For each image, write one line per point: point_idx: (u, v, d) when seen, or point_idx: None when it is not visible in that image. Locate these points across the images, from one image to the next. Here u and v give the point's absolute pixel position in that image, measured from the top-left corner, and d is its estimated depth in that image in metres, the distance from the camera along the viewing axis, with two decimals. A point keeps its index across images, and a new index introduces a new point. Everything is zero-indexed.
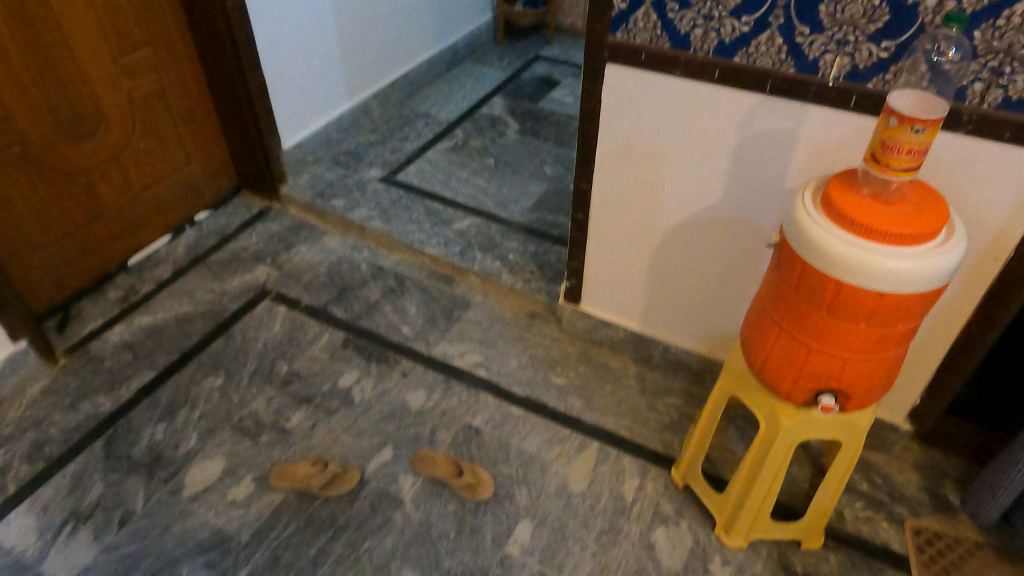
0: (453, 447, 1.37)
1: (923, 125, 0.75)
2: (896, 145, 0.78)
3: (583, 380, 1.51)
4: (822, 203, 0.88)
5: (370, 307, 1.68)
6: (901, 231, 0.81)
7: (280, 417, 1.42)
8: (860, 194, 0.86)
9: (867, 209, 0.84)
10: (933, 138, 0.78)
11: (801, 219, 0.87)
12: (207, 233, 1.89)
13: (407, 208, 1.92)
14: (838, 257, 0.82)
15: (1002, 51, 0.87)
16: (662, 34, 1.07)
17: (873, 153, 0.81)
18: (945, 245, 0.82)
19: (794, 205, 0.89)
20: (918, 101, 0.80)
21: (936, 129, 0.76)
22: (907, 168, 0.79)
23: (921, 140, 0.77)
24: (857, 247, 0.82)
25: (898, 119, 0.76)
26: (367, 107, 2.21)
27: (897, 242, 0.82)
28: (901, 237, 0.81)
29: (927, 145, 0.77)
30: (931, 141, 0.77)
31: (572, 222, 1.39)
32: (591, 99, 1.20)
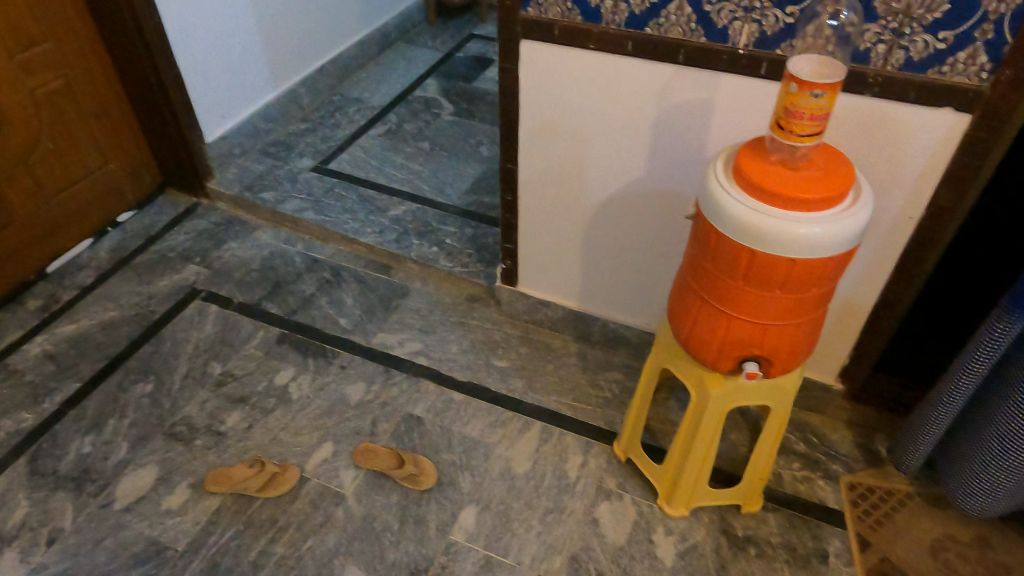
0: (395, 437, 1.35)
1: (820, 88, 0.76)
2: (796, 110, 0.78)
3: (524, 361, 1.50)
4: (732, 172, 0.88)
5: (306, 301, 1.64)
6: (808, 195, 0.82)
7: (215, 420, 1.38)
8: (768, 162, 0.86)
9: (776, 176, 0.84)
10: (833, 102, 0.78)
11: (713, 189, 0.87)
12: (131, 234, 1.82)
13: (341, 197, 1.87)
14: (749, 226, 0.82)
15: (901, 11, 0.88)
16: (573, 7, 1.05)
17: (776, 120, 0.81)
18: (851, 207, 0.83)
19: (706, 175, 0.89)
20: (818, 65, 0.80)
21: (835, 93, 0.77)
22: (809, 134, 0.80)
23: (820, 105, 0.77)
24: (767, 215, 0.82)
25: (797, 84, 0.77)
26: (295, 95, 2.14)
27: (805, 207, 0.82)
28: (808, 202, 0.82)
29: (827, 109, 0.78)
30: (830, 105, 0.78)
31: (502, 203, 1.37)
32: (509, 77, 1.18)
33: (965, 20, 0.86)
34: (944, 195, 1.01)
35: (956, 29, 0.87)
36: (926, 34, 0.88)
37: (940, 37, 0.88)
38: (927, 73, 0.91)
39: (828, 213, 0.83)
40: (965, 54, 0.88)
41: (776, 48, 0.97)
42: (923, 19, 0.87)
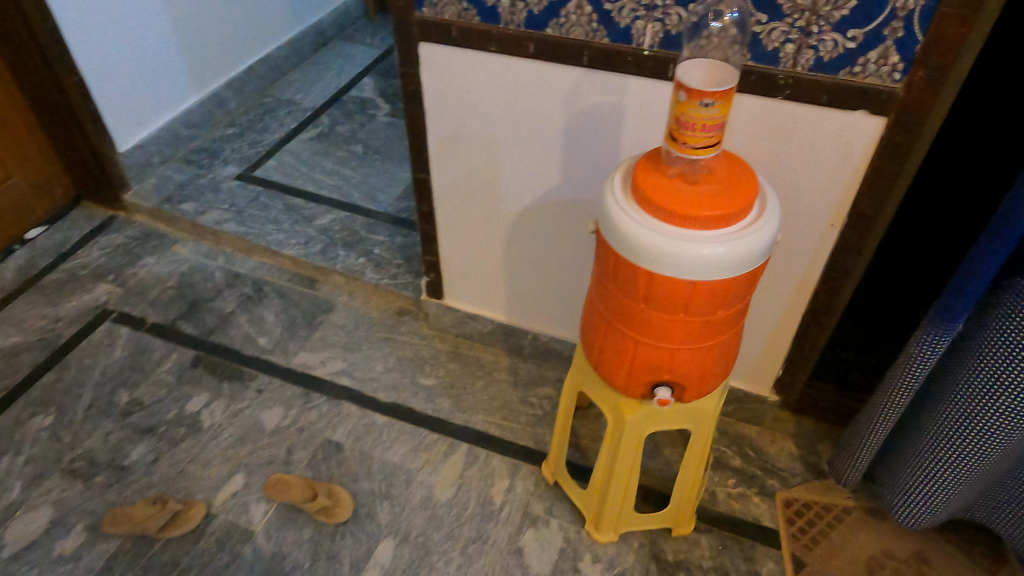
0: (311, 466, 1.28)
1: (710, 97, 0.69)
2: (687, 122, 0.71)
3: (452, 378, 1.43)
4: (629, 187, 0.81)
5: (224, 320, 1.55)
6: (708, 213, 0.75)
7: (118, 454, 1.29)
8: (667, 176, 0.79)
9: (675, 191, 0.77)
10: (727, 111, 0.71)
11: (609, 206, 0.80)
12: (41, 251, 1.71)
13: (266, 206, 1.78)
14: (645, 247, 0.75)
15: (806, 9, 0.81)
16: (468, 7, 0.97)
17: (670, 132, 0.74)
18: (756, 223, 0.77)
19: (603, 191, 0.82)
20: (712, 71, 0.73)
21: (727, 101, 0.70)
22: (705, 146, 0.73)
23: (711, 115, 0.70)
24: (663, 235, 0.75)
25: (685, 92, 0.70)
26: (220, 98, 2.04)
27: (704, 225, 0.75)
28: (707, 220, 0.75)
29: (720, 120, 0.71)
30: (724, 115, 0.71)
31: (419, 214, 1.29)
32: (411, 82, 1.10)
33: (874, 17, 0.80)
34: (864, 201, 0.95)
35: (865, 27, 0.81)
36: (835, 33, 0.82)
37: (849, 35, 0.82)
38: (838, 74, 0.85)
39: (730, 230, 0.76)
40: (876, 54, 0.82)
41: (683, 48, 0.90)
42: (830, 17, 0.81)
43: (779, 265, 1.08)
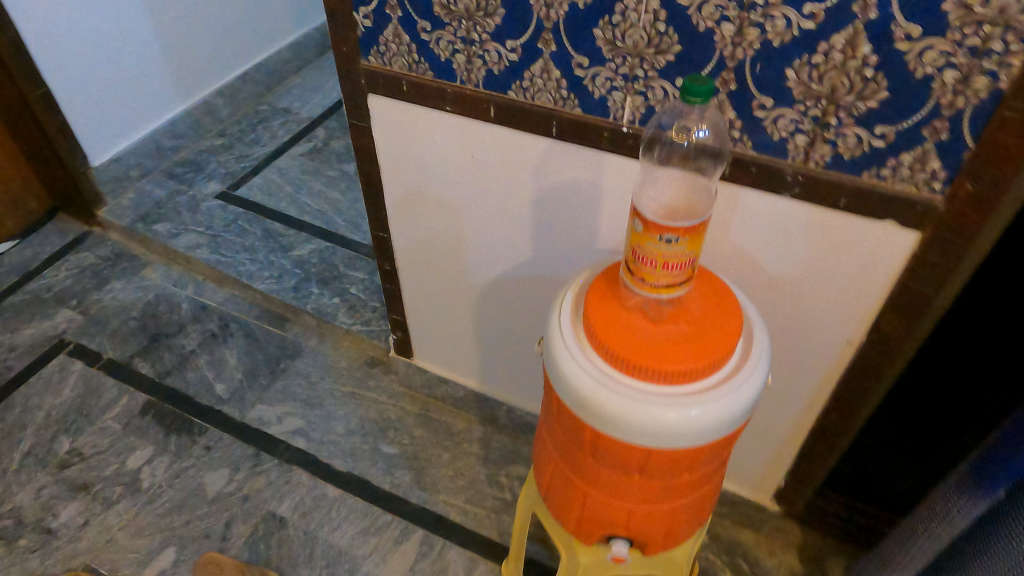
0: (249, 545, 1.16)
1: (674, 234, 0.53)
2: (647, 259, 0.56)
3: (417, 447, 1.29)
4: (579, 314, 0.66)
5: (182, 361, 1.44)
6: (670, 366, 0.59)
7: (47, 514, 1.19)
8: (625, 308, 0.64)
9: (632, 332, 0.62)
10: (696, 248, 0.56)
11: (551, 339, 0.65)
12: (7, 268, 1.62)
13: (243, 231, 1.66)
14: (591, 405, 0.60)
15: (824, 96, 0.64)
16: (419, 59, 0.81)
17: (626, 263, 0.59)
18: (730, 379, 0.61)
19: (548, 315, 0.67)
20: None
21: (698, 237, 0.54)
22: (672, 283, 0.57)
23: (676, 254, 0.54)
24: (610, 388, 0.60)
25: (643, 224, 0.54)
26: (210, 106, 1.92)
27: (663, 381, 0.60)
28: (667, 375, 0.60)
29: (687, 259, 0.55)
30: (694, 252, 0.55)
31: (381, 272, 1.15)
32: (361, 136, 0.94)
33: (911, 113, 0.61)
34: (889, 322, 0.77)
35: (898, 124, 0.63)
36: (859, 128, 0.64)
37: (876, 131, 0.64)
38: (861, 176, 0.67)
39: (697, 388, 0.60)
40: (911, 157, 0.64)
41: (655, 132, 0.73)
42: (853, 108, 0.63)
43: (783, 377, 0.90)
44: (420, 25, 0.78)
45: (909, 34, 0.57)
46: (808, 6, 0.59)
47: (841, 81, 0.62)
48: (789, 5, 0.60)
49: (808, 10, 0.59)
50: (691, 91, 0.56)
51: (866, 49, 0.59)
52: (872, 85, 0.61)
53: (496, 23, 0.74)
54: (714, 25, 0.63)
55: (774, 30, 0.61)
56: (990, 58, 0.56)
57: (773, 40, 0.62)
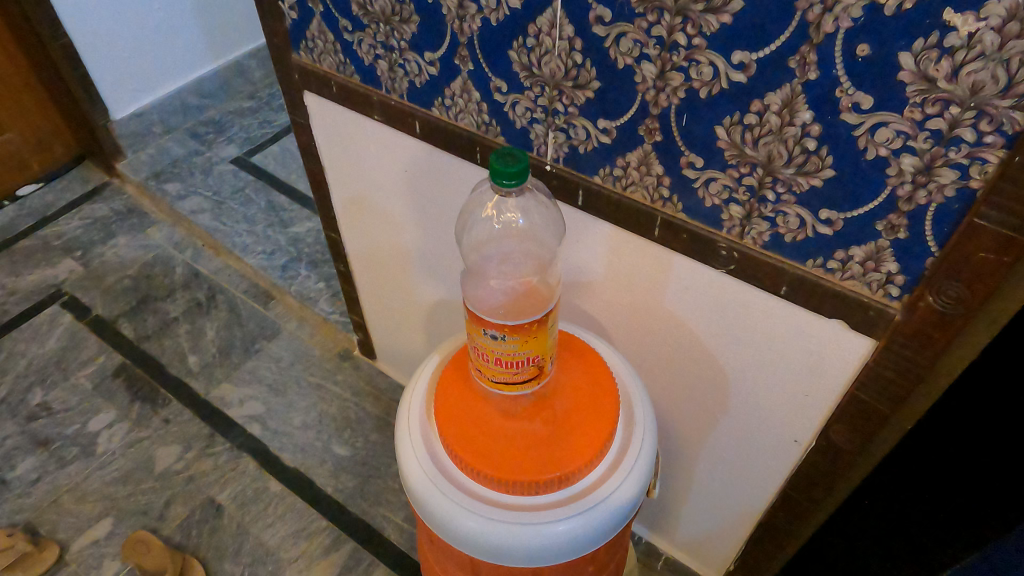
0: (181, 529, 1.14)
1: (496, 329, 0.49)
2: (478, 350, 0.52)
3: (369, 452, 1.24)
4: (434, 389, 0.59)
5: (163, 327, 1.44)
6: (508, 473, 0.52)
7: (5, 464, 1.22)
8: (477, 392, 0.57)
9: (482, 423, 0.55)
10: (535, 348, 0.51)
11: (400, 413, 0.59)
12: (26, 212, 1.67)
13: (248, 201, 1.67)
14: (421, 500, 0.54)
15: (759, 164, 0.51)
16: (345, 60, 0.73)
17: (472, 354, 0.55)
18: (586, 493, 0.53)
19: (407, 383, 0.61)
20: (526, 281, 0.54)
21: (532, 337, 0.50)
22: (510, 381, 0.53)
23: (506, 350, 0.50)
24: (437, 486, 0.53)
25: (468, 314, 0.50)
26: (241, 68, 1.92)
27: (499, 488, 0.52)
28: (502, 482, 0.52)
29: (519, 357, 0.50)
30: (529, 352, 0.51)
31: (339, 272, 1.10)
32: (304, 133, 0.88)
33: (861, 201, 0.48)
34: (839, 432, 0.64)
35: (846, 211, 0.50)
36: (801, 208, 0.52)
37: (821, 215, 0.51)
38: (802, 263, 0.55)
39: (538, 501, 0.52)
40: (863, 252, 0.51)
41: (482, 207, 0.69)
42: (793, 184, 0.51)
43: (727, 461, 0.79)
44: (341, 24, 0.69)
45: (857, 105, 0.44)
46: (737, 54, 0.47)
47: (778, 150, 0.49)
48: (716, 50, 0.47)
49: (737, 59, 0.47)
50: (502, 173, 0.51)
51: (806, 115, 0.47)
52: (814, 159, 0.48)
53: (412, 30, 0.64)
54: (633, 63, 0.52)
55: (700, 78, 0.49)
56: (959, 147, 0.42)
57: (699, 89, 0.50)
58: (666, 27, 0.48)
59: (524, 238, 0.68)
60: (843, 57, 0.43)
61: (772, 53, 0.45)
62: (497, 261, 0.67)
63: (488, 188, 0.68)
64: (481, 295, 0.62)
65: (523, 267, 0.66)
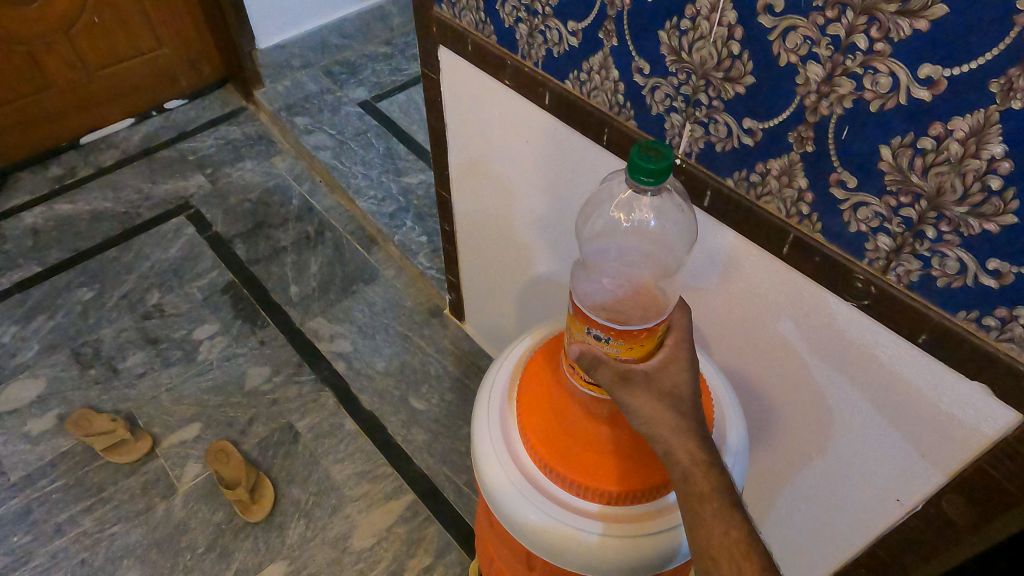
0: (260, 447, 1.20)
1: (602, 330, 0.49)
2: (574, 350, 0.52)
3: (443, 411, 1.26)
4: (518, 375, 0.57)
5: (273, 253, 1.50)
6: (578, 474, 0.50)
7: (118, 354, 1.33)
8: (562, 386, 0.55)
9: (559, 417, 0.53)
10: (632, 360, 0.51)
11: (481, 394, 0.58)
12: (170, 125, 1.79)
13: (368, 144, 1.71)
14: (485, 482, 0.53)
15: (924, 195, 0.45)
16: (486, 20, 0.71)
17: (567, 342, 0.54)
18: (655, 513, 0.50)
19: (492, 365, 0.59)
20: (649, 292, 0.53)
21: (636, 346, 0.50)
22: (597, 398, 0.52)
23: (608, 353, 0.50)
24: (503, 469, 0.52)
25: (574, 310, 0.51)
26: (382, 13, 1.95)
27: (575, 492, 0.51)
28: (580, 487, 0.50)
29: (619, 362, 0.51)
30: (629, 359, 0.50)
31: (442, 231, 1.10)
32: (432, 87, 0.88)
33: None
34: (953, 503, 0.57)
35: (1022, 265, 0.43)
36: (964, 253, 0.45)
37: (988, 264, 0.44)
38: (951, 313, 0.48)
39: (613, 513, 0.50)
40: None
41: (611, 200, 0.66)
42: (961, 225, 0.44)
43: (816, 503, 0.73)
44: None
45: None
46: (926, 68, 0.41)
47: (951, 183, 0.43)
48: (900, 60, 0.41)
49: (924, 73, 0.41)
50: (644, 168, 0.48)
51: (997, 148, 0.40)
52: (995, 201, 0.42)
53: None
54: (798, 62, 0.47)
55: (874, 89, 0.44)
56: None
57: (870, 101, 0.44)
58: (845, 26, 0.43)
59: (650, 240, 0.64)
60: None
61: (971, 71, 0.39)
62: (619, 256, 0.65)
63: (621, 181, 0.64)
64: (592, 289, 0.61)
65: (639, 270, 0.63)
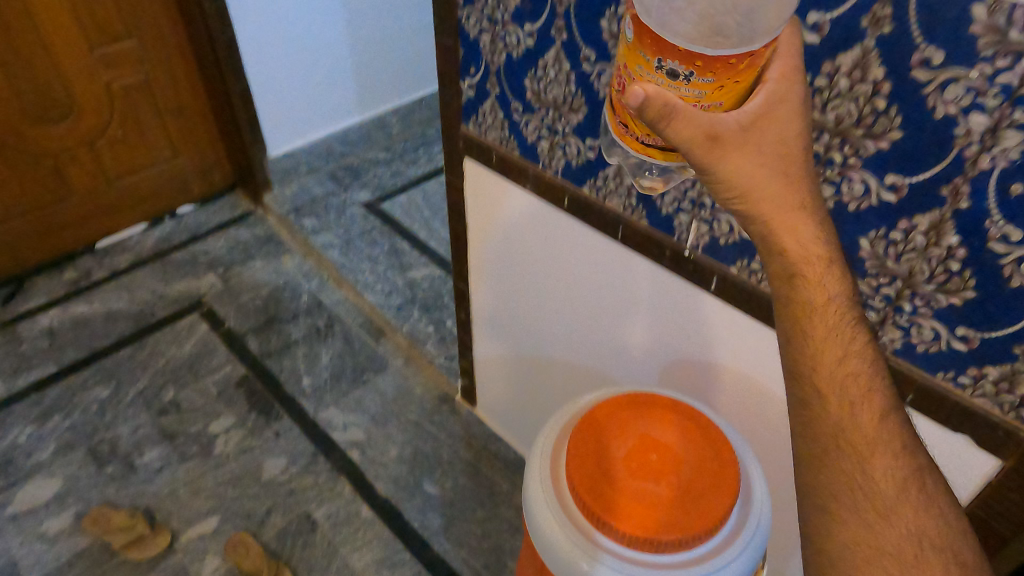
0: (278, 538, 1.22)
1: (682, 61, 0.41)
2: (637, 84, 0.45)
3: (456, 495, 1.29)
4: (562, 440, 0.64)
5: (285, 347, 1.57)
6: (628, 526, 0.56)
7: (135, 450, 1.35)
8: (622, 135, 0.50)
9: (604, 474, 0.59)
10: (718, 94, 0.43)
11: (532, 457, 0.63)
12: (182, 228, 1.88)
13: (374, 242, 1.81)
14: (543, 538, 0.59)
15: (899, 277, 0.55)
16: (510, 136, 0.83)
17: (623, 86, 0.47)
18: (699, 561, 0.56)
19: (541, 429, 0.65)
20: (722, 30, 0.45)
21: (727, 84, 0.42)
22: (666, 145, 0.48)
23: (686, 95, 0.43)
24: (558, 525, 0.58)
25: (640, 31, 0.43)
26: (383, 122, 2.11)
27: (624, 542, 0.56)
28: (629, 537, 0.56)
29: (700, 106, 0.43)
30: (715, 105, 0.43)
31: (458, 320, 1.18)
32: (455, 192, 0.99)
33: (1001, 323, 0.51)
34: None
35: (983, 331, 0.52)
36: (937, 323, 0.55)
37: (957, 332, 0.54)
38: (931, 374, 0.57)
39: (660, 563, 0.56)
40: (998, 372, 0.53)
41: None
42: (931, 299, 0.54)
43: None
44: (513, 105, 0.79)
45: (1006, 236, 0.48)
46: (891, 176, 0.51)
47: (920, 266, 0.53)
48: (871, 171, 0.52)
49: (889, 180, 0.52)
50: None
51: (952, 239, 0.50)
52: (956, 280, 0.52)
53: (578, 119, 0.72)
54: None
55: (850, 193, 0.54)
56: None
57: (848, 203, 0.55)
58: (824, 145, 0.54)
59: None
60: (996, 193, 0.47)
61: (925, 180, 0.50)
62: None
63: None
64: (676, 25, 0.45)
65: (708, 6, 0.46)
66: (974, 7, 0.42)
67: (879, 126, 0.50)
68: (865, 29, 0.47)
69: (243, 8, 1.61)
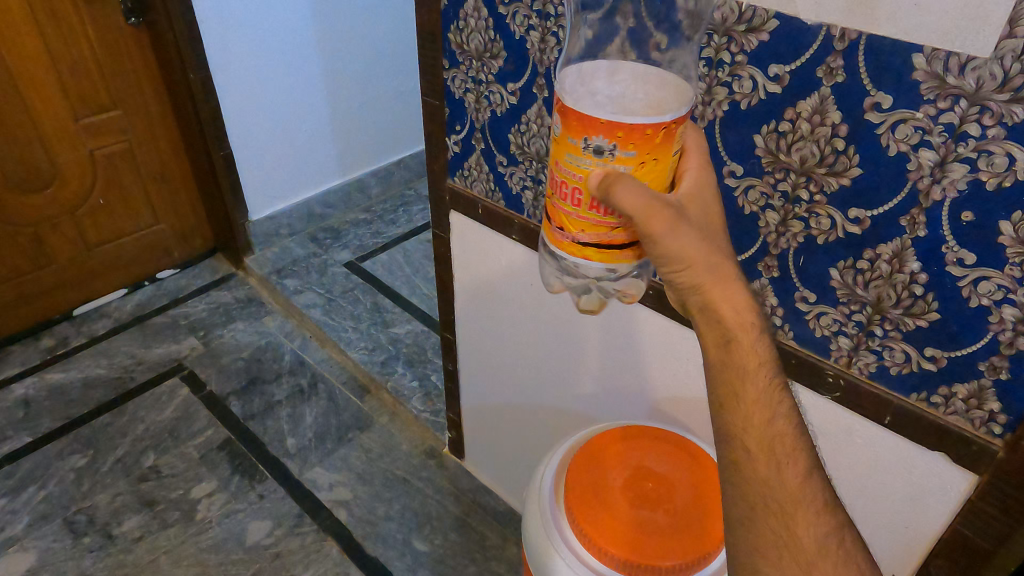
0: None
1: (606, 136, 0.43)
2: (571, 174, 0.46)
3: (446, 552, 1.27)
4: (560, 478, 0.66)
5: (268, 408, 1.55)
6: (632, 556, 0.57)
7: (113, 520, 1.31)
8: (557, 238, 0.50)
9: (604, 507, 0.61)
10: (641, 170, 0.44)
11: (531, 496, 0.65)
12: (162, 293, 1.88)
13: (356, 300, 1.83)
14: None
15: (868, 303, 0.59)
16: (495, 188, 0.87)
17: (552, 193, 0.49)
18: None
19: (536, 472, 0.67)
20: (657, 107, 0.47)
21: (646, 160, 0.44)
22: (603, 241, 0.48)
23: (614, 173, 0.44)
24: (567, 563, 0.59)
25: (564, 121, 0.45)
26: (362, 184, 2.17)
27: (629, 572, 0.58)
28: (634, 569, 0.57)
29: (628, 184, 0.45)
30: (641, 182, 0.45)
31: (445, 370, 1.20)
32: (441, 244, 1.02)
33: (965, 342, 0.55)
34: (940, 566, 0.66)
35: (950, 350, 0.56)
36: (907, 345, 0.58)
37: (926, 352, 0.57)
38: (907, 396, 0.61)
39: None
40: (965, 390, 0.56)
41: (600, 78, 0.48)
42: (900, 323, 0.58)
43: None
44: (498, 160, 0.83)
45: (961, 260, 0.52)
46: (854, 211, 0.56)
47: (887, 292, 0.57)
48: (835, 206, 0.57)
49: (853, 214, 0.56)
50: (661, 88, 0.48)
51: (914, 265, 0.55)
52: (920, 303, 0.56)
53: None
54: (758, 210, 0.62)
55: (818, 227, 0.59)
56: None
57: (817, 236, 0.59)
58: (791, 184, 0.59)
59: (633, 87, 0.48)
60: (949, 221, 0.51)
61: (886, 211, 0.54)
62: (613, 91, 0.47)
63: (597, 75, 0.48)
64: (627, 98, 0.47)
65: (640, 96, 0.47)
66: (914, 57, 0.48)
67: (839, 165, 0.55)
68: (821, 78, 0.53)
69: (227, 77, 1.67)
